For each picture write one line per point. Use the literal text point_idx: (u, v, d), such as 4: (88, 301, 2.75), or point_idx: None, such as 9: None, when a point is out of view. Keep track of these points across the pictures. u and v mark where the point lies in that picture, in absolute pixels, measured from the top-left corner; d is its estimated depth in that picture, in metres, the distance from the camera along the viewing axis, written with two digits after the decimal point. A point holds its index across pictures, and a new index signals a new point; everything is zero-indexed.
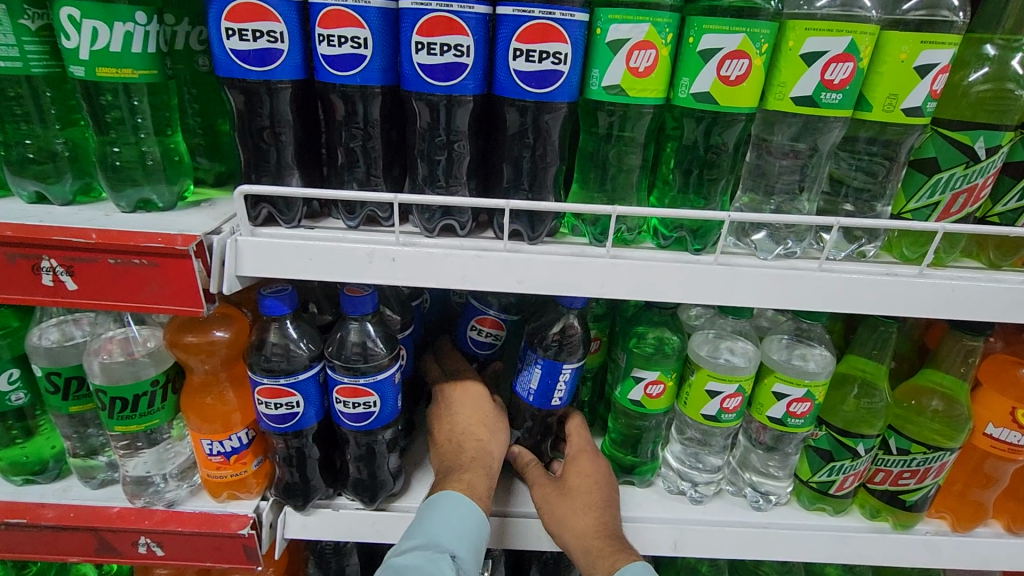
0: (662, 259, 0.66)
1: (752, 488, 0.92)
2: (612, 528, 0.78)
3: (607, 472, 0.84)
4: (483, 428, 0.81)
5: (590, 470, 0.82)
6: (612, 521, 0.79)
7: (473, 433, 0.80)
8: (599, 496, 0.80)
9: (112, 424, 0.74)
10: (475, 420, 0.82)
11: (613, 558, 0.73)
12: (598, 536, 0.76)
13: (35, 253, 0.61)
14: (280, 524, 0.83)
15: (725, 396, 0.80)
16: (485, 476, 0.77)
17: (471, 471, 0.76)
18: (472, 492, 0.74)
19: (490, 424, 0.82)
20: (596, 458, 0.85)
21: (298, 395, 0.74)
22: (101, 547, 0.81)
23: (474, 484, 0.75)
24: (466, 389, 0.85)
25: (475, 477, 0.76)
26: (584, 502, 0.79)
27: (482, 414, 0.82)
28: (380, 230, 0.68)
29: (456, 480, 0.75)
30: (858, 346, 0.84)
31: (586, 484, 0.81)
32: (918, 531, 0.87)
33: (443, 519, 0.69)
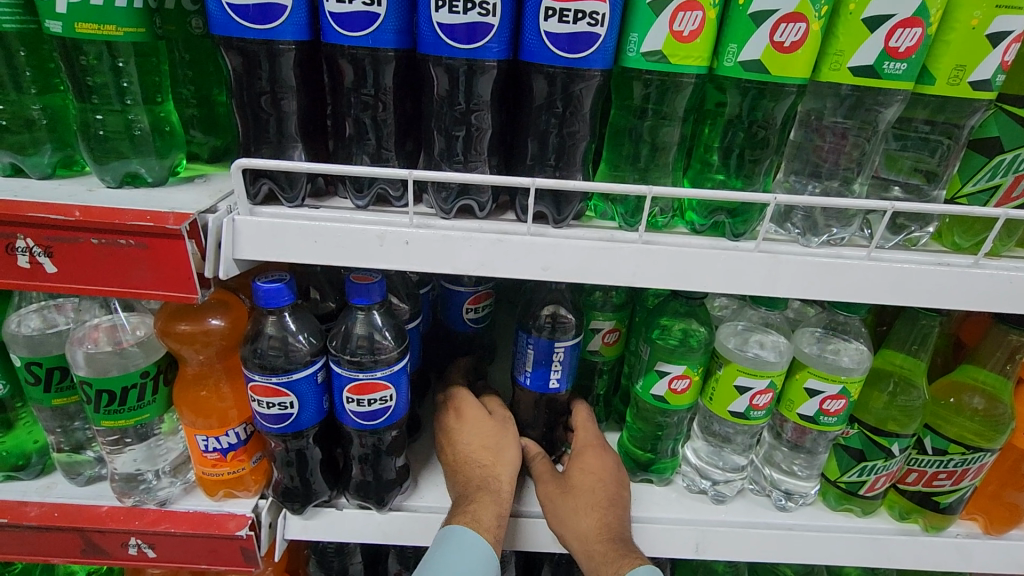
0: (699, 245, 0.61)
1: (775, 488, 0.87)
2: (619, 529, 0.73)
3: (617, 469, 0.79)
4: (484, 451, 0.76)
5: (597, 468, 0.77)
6: (620, 522, 0.74)
7: (478, 460, 0.75)
8: (607, 494, 0.75)
9: (99, 419, 0.68)
10: (478, 446, 0.76)
11: (616, 565, 0.68)
12: (603, 539, 0.71)
13: (10, 231, 0.55)
14: (280, 524, 0.78)
15: (755, 393, 0.75)
16: (494, 504, 0.71)
17: (478, 501, 0.71)
18: (475, 520, 0.68)
19: (495, 447, 0.76)
20: (604, 455, 0.80)
21: (293, 395, 0.68)
22: (88, 549, 0.76)
23: (481, 516, 0.69)
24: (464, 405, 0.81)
25: (481, 509, 0.70)
26: (590, 502, 0.74)
27: (483, 440, 0.77)
28: (392, 212, 0.62)
29: (461, 512, 0.69)
30: (894, 339, 0.80)
31: (591, 482, 0.76)
32: (950, 533, 0.83)
33: (446, 556, 0.64)
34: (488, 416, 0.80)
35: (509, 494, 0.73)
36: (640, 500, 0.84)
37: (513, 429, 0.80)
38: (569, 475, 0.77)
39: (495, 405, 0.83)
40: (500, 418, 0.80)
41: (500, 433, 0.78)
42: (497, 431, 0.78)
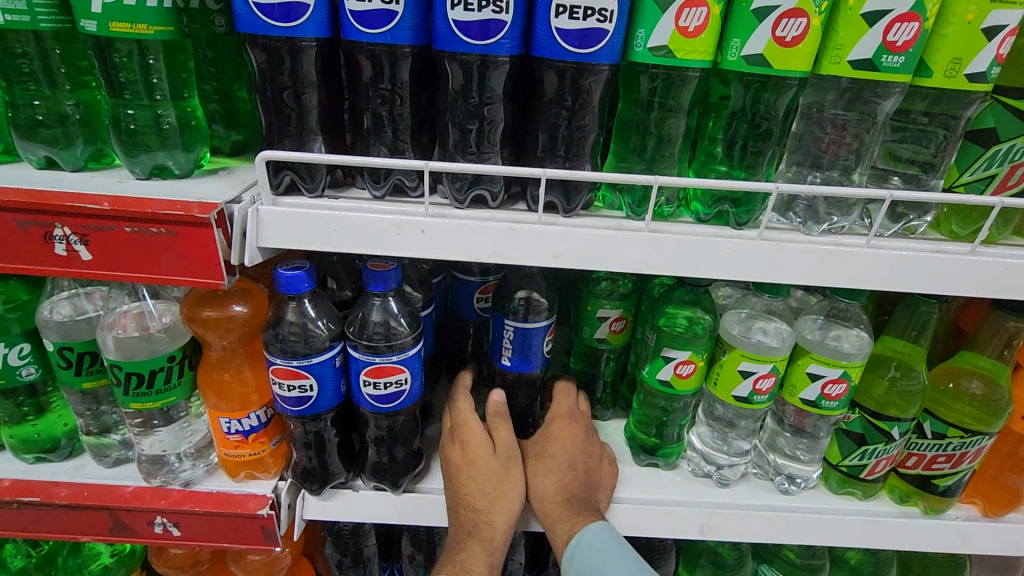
0: (704, 233, 0.63)
1: (779, 472, 0.89)
2: (578, 489, 0.76)
3: (584, 435, 0.82)
4: (478, 495, 0.74)
5: (562, 436, 0.81)
6: (580, 483, 0.76)
7: (472, 503, 0.74)
8: (569, 458, 0.78)
9: (128, 401, 0.71)
10: (474, 487, 0.75)
11: (571, 522, 0.72)
12: (558, 499, 0.75)
13: (48, 220, 0.58)
14: (298, 505, 0.81)
15: (758, 377, 0.77)
16: (484, 551, 0.71)
17: (467, 549, 0.71)
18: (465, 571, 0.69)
19: (492, 491, 0.75)
20: (570, 421, 0.83)
21: (312, 378, 0.71)
22: (116, 527, 0.79)
23: (471, 565, 0.70)
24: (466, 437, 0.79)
25: (471, 557, 0.70)
26: (552, 470, 0.78)
27: (479, 481, 0.75)
28: (408, 201, 0.65)
29: (452, 562, 0.70)
30: (894, 326, 0.82)
31: (552, 450, 0.80)
32: (949, 516, 0.85)
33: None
34: (491, 451, 0.78)
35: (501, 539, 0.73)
36: (645, 483, 0.87)
37: (516, 468, 0.78)
38: (538, 448, 0.81)
39: (502, 437, 0.79)
40: (506, 456, 0.78)
41: (500, 478, 0.76)
42: (499, 477, 0.76)
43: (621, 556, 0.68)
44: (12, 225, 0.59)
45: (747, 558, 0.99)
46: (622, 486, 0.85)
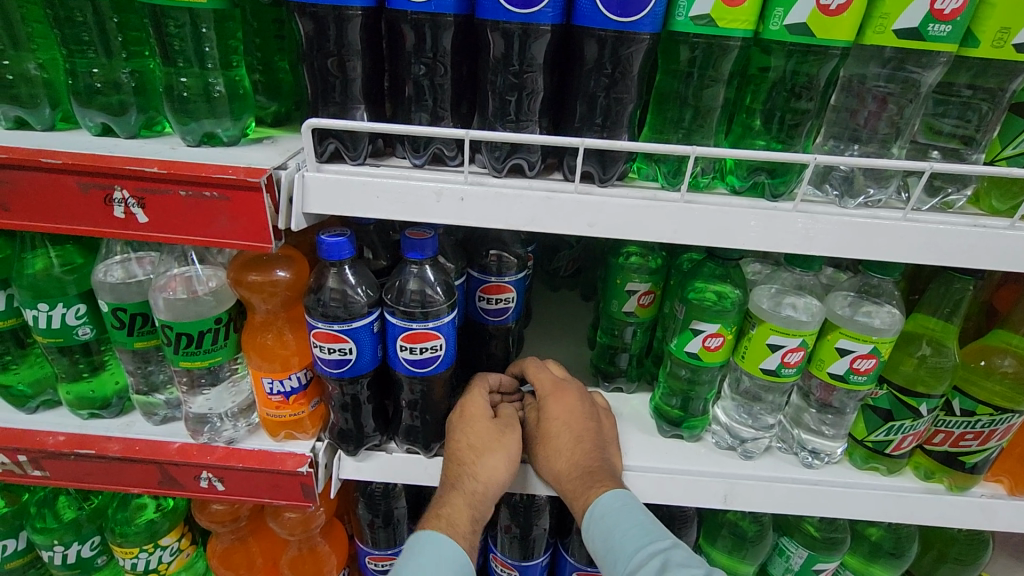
0: (739, 204, 0.64)
1: (801, 446, 0.90)
2: (589, 460, 0.78)
3: (582, 402, 0.84)
4: (465, 451, 0.77)
5: (562, 411, 0.81)
6: (590, 455, 0.78)
7: (458, 457, 0.76)
8: (573, 432, 0.80)
9: (177, 359, 0.75)
10: (464, 444, 0.77)
11: (587, 495, 0.74)
12: (573, 476, 0.77)
13: (107, 183, 0.61)
14: (334, 465, 0.84)
15: (787, 350, 0.78)
16: (468, 506, 0.73)
17: (450, 504, 0.73)
18: (451, 525, 0.72)
19: (481, 449, 0.77)
20: (564, 393, 0.83)
21: (351, 341, 0.73)
22: (165, 480, 0.83)
23: (455, 519, 0.72)
24: (466, 405, 0.81)
25: (455, 512, 0.73)
26: (564, 445, 0.79)
27: (469, 440, 0.77)
28: (447, 170, 0.66)
29: (435, 517, 0.73)
30: (926, 304, 0.82)
31: (556, 427, 0.80)
32: (974, 494, 0.85)
33: (418, 560, 0.68)
34: (490, 419, 0.80)
35: (484, 492, 0.75)
36: (670, 453, 0.88)
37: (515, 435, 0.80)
38: (541, 429, 0.82)
39: (505, 411, 0.83)
40: (504, 423, 0.81)
41: (491, 440, 0.78)
42: (490, 437, 0.78)
43: (633, 521, 0.69)
44: (74, 188, 0.62)
45: (768, 531, 1.01)
46: (646, 455, 0.87)
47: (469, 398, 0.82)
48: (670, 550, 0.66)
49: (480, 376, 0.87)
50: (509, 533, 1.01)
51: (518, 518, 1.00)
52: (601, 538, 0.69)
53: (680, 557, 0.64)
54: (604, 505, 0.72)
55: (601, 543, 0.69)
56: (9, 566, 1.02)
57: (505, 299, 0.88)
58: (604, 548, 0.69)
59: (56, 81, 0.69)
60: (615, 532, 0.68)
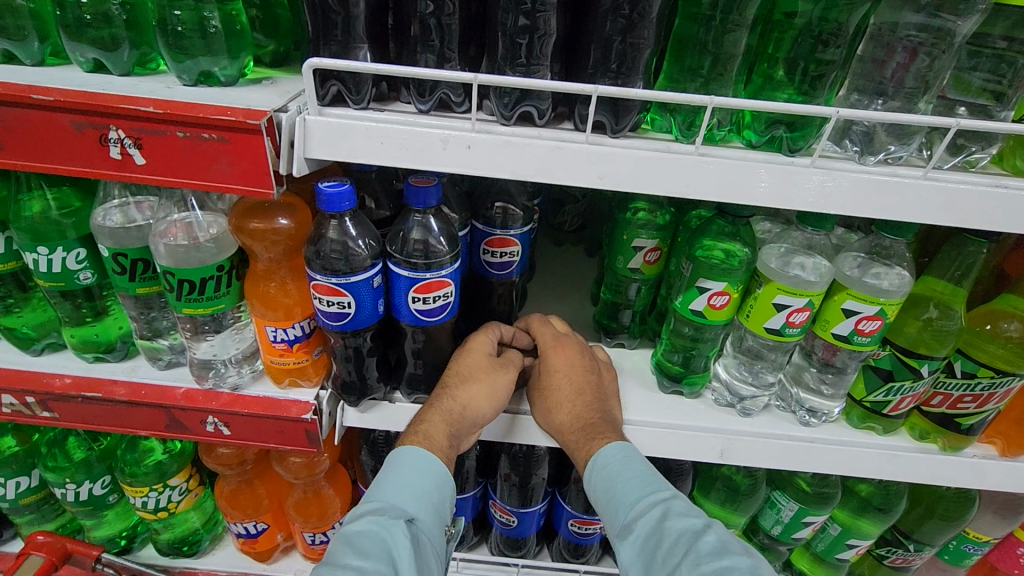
0: (755, 159, 0.62)
1: (799, 404, 0.91)
2: (588, 412, 0.79)
3: (584, 356, 0.84)
4: (453, 377, 0.78)
5: (563, 363, 0.82)
6: (590, 407, 0.79)
7: (445, 381, 0.78)
8: (574, 384, 0.81)
9: (180, 306, 0.75)
10: (453, 370, 0.79)
11: (587, 447, 0.75)
12: (574, 428, 0.78)
13: (102, 122, 0.59)
14: (338, 413, 0.85)
15: (792, 310, 0.77)
16: (445, 422, 0.74)
17: (429, 421, 0.74)
18: (427, 438, 0.72)
19: (467, 375, 0.78)
20: (566, 346, 0.84)
21: (349, 296, 0.72)
22: (171, 424, 0.85)
23: (432, 434, 0.73)
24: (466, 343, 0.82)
25: (432, 427, 0.73)
26: (565, 396, 0.80)
27: (460, 366, 0.79)
28: (454, 117, 0.64)
29: (414, 433, 0.74)
30: (937, 266, 0.81)
31: (558, 380, 0.82)
32: (966, 454, 0.87)
33: (400, 471, 0.69)
34: (488, 354, 0.81)
35: (462, 413, 0.75)
36: (669, 408, 0.90)
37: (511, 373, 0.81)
38: (543, 380, 0.83)
39: (509, 354, 0.84)
40: (501, 361, 0.81)
41: (482, 370, 0.79)
42: (481, 368, 0.79)
43: (636, 471, 0.70)
44: (68, 126, 0.59)
45: (760, 485, 1.03)
46: (645, 410, 0.89)
47: (471, 338, 0.84)
48: (670, 499, 0.66)
49: (487, 323, 0.87)
50: (508, 481, 1.04)
51: (518, 467, 1.02)
52: (604, 488, 0.70)
53: (680, 507, 0.65)
54: (606, 456, 0.73)
55: (603, 491, 0.71)
56: (23, 501, 1.06)
57: (508, 253, 0.86)
58: (605, 497, 0.70)
59: (45, 12, 0.66)
60: (617, 482, 0.69)
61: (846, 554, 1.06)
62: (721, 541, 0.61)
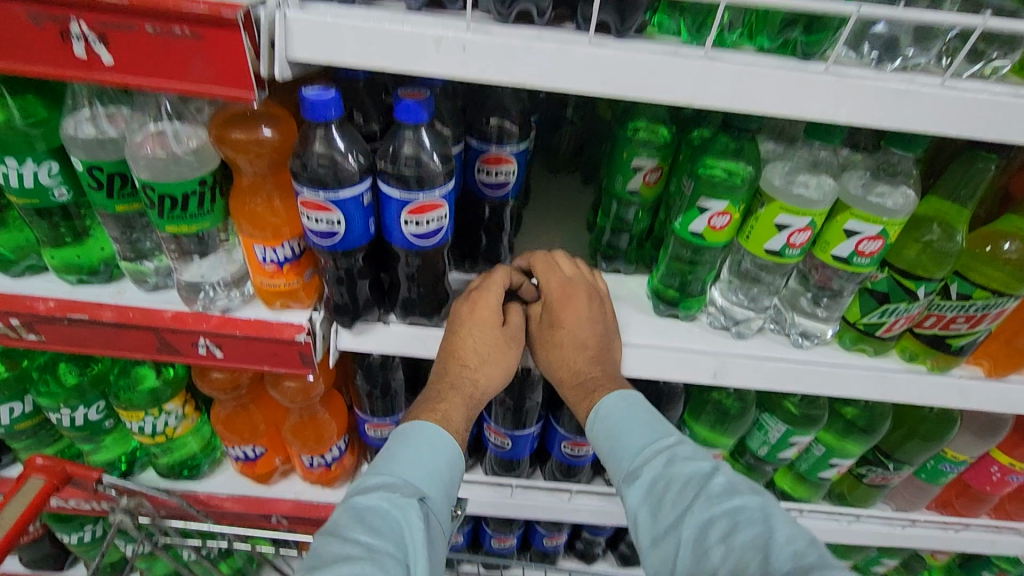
0: (767, 64, 0.59)
1: (793, 327, 0.92)
2: (592, 366, 0.79)
3: (593, 309, 0.81)
4: (467, 352, 0.79)
5: (572, 320, 0.80)
6: (591, 360, 0.79)
7: (460, 358, 0.79)
8: (581, 340, 0.80)
9: (163, 224, 0.72)
10: (467, 347, 0.79)
11: (589, 400, 0.77)
12: (575, 382, 0.79)
13: (61, 14, 0.54)
14: (332, 336, 0.85)
15: (793, 230, 0.76)
16: (464, 407, 0.77)
17: (447, 402, 0.77)
18: (445, 419, 0.75)
19: (482, 353, 0.79)
20: (574, 302, 0.81)
21: (339, 213, 0.70)
22: (162, 347, 0.84)
23: (450, 416, 0.76)
24: (473, 304, 0.80)
25: (451, 410, 0.76)
26: (571, 354, 0.80)
27: (474, 343, 0.79)
28: (447, 15, 0.59)
29: (430, 411, 0.76)
30: (943, 185, 0.79)
31: (563, 337, 0.81)
32: (953, 375, 0.89)
33: (412, 447, 0.70)
34: (496, 322, 0.80)
35: (480, 397, 0.79)
36: (664, 331, 0.90)
37: (517, 347, 0.83)
38: (551, 338, 0.82)
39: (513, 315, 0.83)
40: (510, 329, 0.81)
41: (495, 349, 0.80)
42: (494, 344, 0.80)
43: (638, 420, 0.72)
44: (24, 20, 0.54)
45: (750, 407, 1.06)
46: (641, 333, 0.89)
47: (474, 299, 0.81)
48: (675, 445, 0.68)
49: (495, 268, 0.85)
50: (502, 404, 1.06)
51: (512, 390, 1.04)
52: (607, 435, 0.72)
53: (685, 451, 0.67)
54: (607, 408, 0.74)
55: (606, 443, 0.72)
56: (19, 427, 1.06)
57: (505, 172, 0.83)
58: (608, 448, 0.72)
59: None
60: (619, 432, 0.71)
61: (829, 472, 1.11)
62: (730, 482, 0.63)
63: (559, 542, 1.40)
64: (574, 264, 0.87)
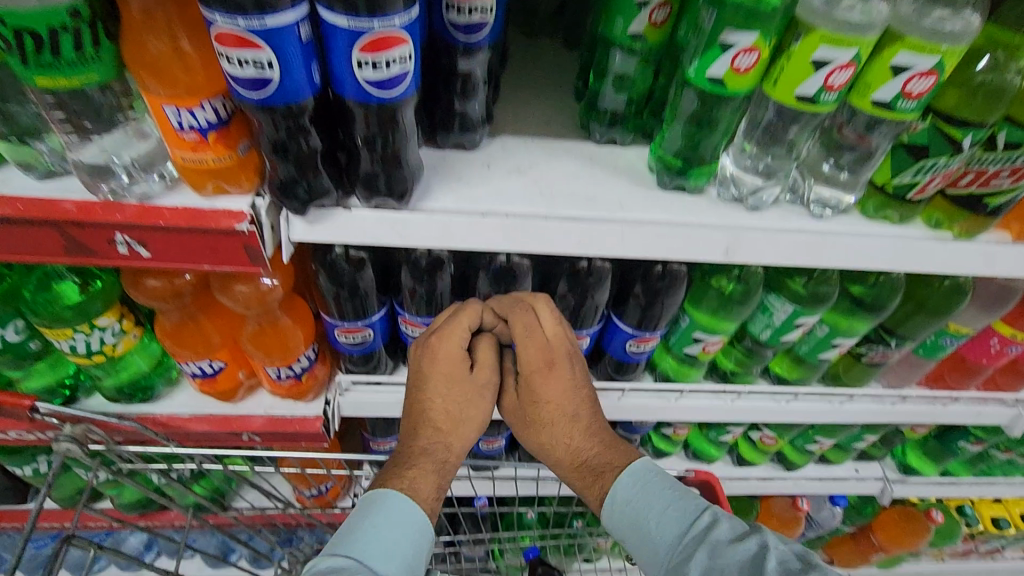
0: None
1: (813, 196, 0.81)
2: (587, 444, 0.82)
3: (574, 375, 0.83)
4: (442, 419, 0.81)
5: (556, 392, 0.82)
6: (590, 439, 0.83)
7: (433, 423, 0.81)
8: (567, 412, 0.82)
9: (33, 76, 0.55)
10: (440, 411, 0.81)
11: (597, 487, 0.82)
12: (574, 450, 0.82)
13: None
14: (283, 226, 0.71)
15: (834, 68, 0.64)
16: (433, 471, 0.79)
17: (419, 467, 0.79)
18: (413, 489, 0.77)
19: (456, 419, 0.82)
20: (555, 371, 0.82)
21: (269, 50, 0.54)
22: (72, 247, 0.68)
23: (419, 485, 0.77)
24: (440, 351, 0.81)
25: (419, 478, 0.78)
26: (562, 426, 0.82)
27: (446, 406, 0.81)
28: None
29: (400, 478, 0.77)
30: (1006, 9, 0.67)
31: (547, 412, 0.82)
32: (981, 240, 0.81)
33: (376, 526, 0.73)
34: (461, 364, 0.82)
35: (452, 462, 0.81)
36: (671, 206, 0.79)
37: (490, 394, 0.84)
38: (532, 393, 0.82)
39: (484, 355, 0.84)
40: (479, 372, 0.83)
41: (467, 421, 0.82)
42: (466, 416, 0.82)
43: (665, 505, 0.76)
44: None
45: (754, 289, 0.98)
46: (645, 208, 0.77)
47: (436, 344, 0.82)
48: (714, 525, 0.71)
49: (467, 300, 0.84)
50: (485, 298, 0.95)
51: (496, 282, 0.94)
52: (632, 527, 0.77)
53: (726, 535, 0.70)
54: (623, 492, 0.79)
55: (632, 530, 0.77)
56: None
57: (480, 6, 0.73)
58: (635, 533, 0.76)
59: None
60: (649, 521, 0.76)
61: (830, 353, 1.06)
62: (780, 562, 0.65)
63: None
64: (555, 318, 0.83)
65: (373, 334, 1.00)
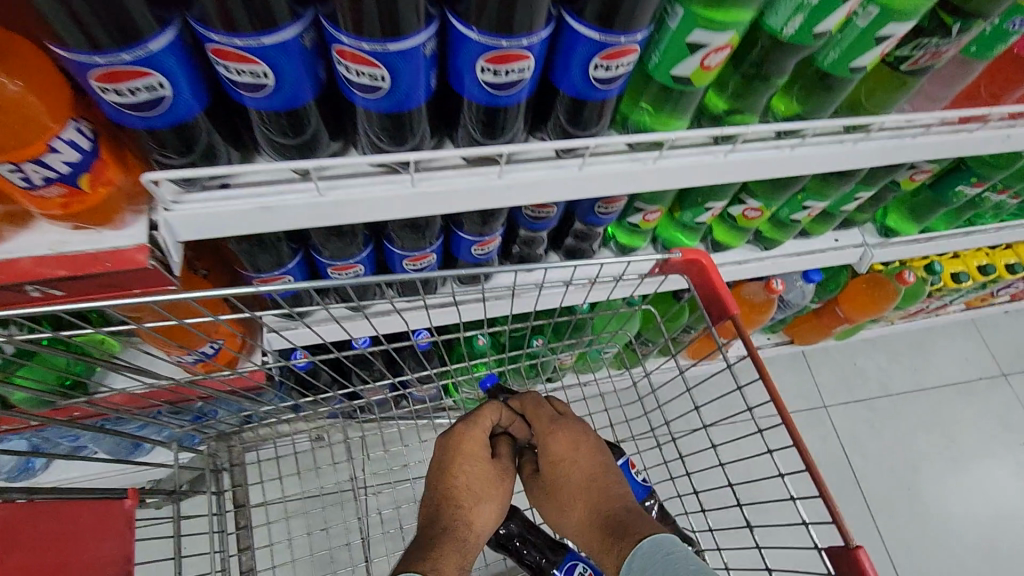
0: None
1: None
2: (606, 507, 0.94)
3: (590, 450, 1.02)
4: (466, 494, 1.00)
5: (562, 445, 1.03)
6: (603, 495, 0.96)
7: (456, 500, 0.99)
8: (573, 466, 1.01)
9: None
10: (462, 482, 1.01)
11: (620, 543, 0.86)
12: (594, 526, 0.93)
13: None
14: None
15: None
16: (454, 545, 0.92)
17: (446, 542, 0.92)
18: (435, 566, 0.86)
19: (478, 495, 1.01)
20: (561, 427, 1.05)
21: None
22: None
23: (444, 559, 0.88)
24: (466, 448, 1.03)
25: (444, 553, 0.90)
26: (576, 489, 0.99)
27: (467, 482, 1.01)
28: None
29: (431, 556, 0.88)
30: None
31: (566, 466, 1.01)
32: None
33: None
34: (484, 461, 1.04)
35: (471, 537, 0.96)
36: None
37: (506, 479, 1.06)
38: (551, 467, 1.03)
39: (501, 451, 1.09)
40: (499, 467, 1.06)
41: (481, 492, 1.02)
42: (481, 487, 1.02)
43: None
44: None
45: None
46: None
47: (465, 428, 1.05)
48: None
49: (487, 403, 1.08)
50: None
51: None
52: None
53: None
54: (642, 558, 0.79)
55: None
56: None
57: None
58: None
59: None
60: None
61: (867, 58, 0.77)
62: None
63: (491, 249, 1.08)
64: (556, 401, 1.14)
65: (174, 89, 0.59)
